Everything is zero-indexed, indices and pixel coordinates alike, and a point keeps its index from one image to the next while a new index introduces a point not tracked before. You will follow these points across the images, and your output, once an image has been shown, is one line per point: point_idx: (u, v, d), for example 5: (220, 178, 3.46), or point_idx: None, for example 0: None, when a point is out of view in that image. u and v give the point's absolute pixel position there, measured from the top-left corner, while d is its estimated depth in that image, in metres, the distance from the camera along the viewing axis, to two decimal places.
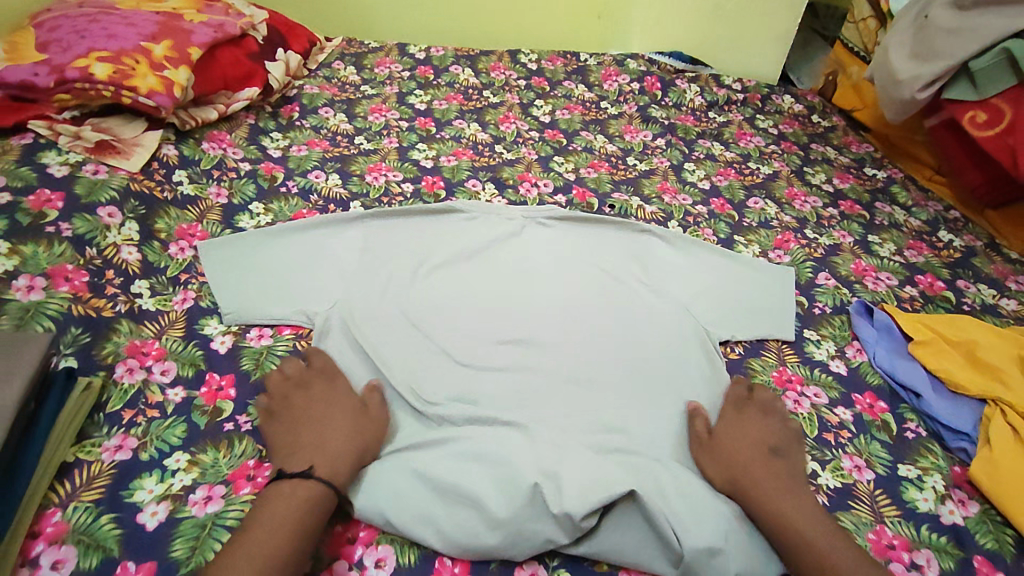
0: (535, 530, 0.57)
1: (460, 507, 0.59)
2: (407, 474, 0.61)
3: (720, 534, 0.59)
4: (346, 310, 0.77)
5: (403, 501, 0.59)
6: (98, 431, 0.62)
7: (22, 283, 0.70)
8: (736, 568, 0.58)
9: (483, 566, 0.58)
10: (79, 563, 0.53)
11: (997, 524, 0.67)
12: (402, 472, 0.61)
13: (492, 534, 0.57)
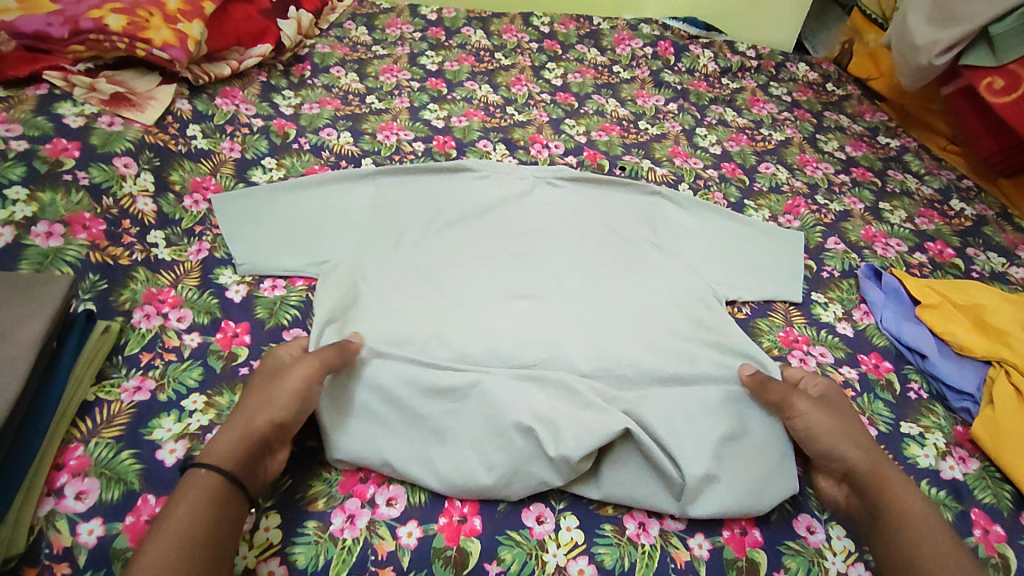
0: (530, 472, 0.60)
1: (455, 451, 0.61)
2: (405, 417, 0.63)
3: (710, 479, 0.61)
4: (356, 262, 0.78)
5: (397, 447, 0.61)
6: (117, 372, 0.63)
7: (41, 229, 0.71)
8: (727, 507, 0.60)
9: (492, 505, 0.60)
10: (101, 495, 0.54)
11: (996, 480, 0.68)
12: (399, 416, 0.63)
13: (488, 474, 0.59)
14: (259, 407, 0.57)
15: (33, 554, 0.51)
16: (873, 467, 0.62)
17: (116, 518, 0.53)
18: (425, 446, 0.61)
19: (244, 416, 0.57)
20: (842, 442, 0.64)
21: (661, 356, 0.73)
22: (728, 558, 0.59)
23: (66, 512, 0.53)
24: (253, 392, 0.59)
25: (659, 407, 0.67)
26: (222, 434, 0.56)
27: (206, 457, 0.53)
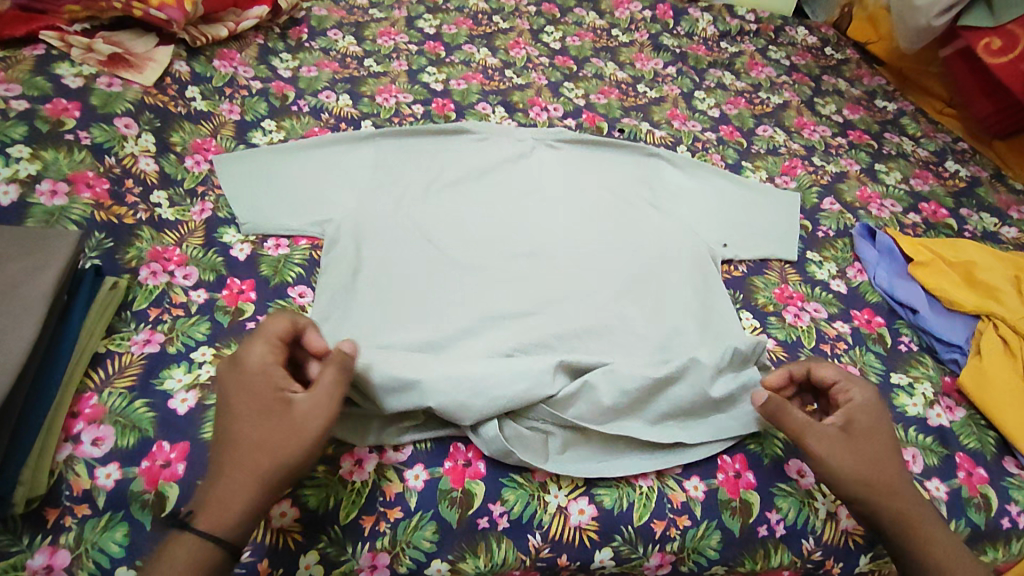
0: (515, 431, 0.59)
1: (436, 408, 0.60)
2: None
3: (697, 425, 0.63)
4: (359, 221, 0.79)
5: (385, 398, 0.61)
6: (127, 326, 0.64)
7: (46, 188, 0.71)
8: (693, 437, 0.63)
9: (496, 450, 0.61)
10: (118, 441, 0.55)
11: (980, 427, 0.70)
12: None
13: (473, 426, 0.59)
14: (267, 441, 0.50)
15: (55, 497, 0.52)
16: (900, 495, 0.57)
17: (132, 462, 0.54)
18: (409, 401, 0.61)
19: (248, 448, 0.50)
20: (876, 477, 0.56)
21: (658, 314, 0.75)
22: (723, 498, 0.61)
23: (84, 457, 0.54)
24: (253, 407, 0.51)
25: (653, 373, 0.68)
26: (219, 472, 0.49)
27: (205, 508, 0.48)
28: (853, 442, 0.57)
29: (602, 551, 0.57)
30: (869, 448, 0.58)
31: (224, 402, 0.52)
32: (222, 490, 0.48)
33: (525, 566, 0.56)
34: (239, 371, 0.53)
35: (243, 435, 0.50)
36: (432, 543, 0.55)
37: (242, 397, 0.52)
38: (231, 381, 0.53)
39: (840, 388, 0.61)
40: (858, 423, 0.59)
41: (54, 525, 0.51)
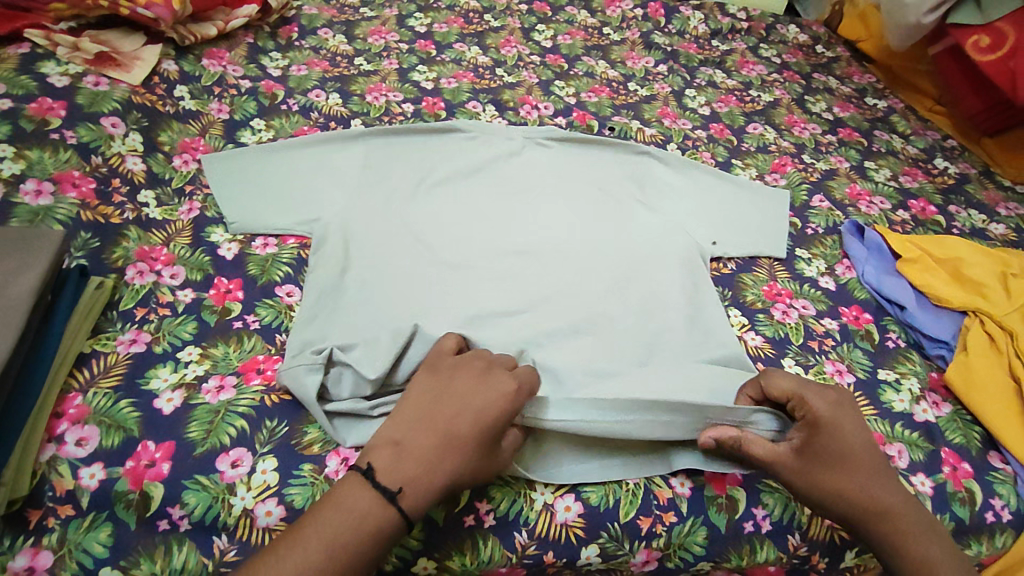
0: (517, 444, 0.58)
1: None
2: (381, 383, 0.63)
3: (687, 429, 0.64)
4: (347, 220, 0.79)
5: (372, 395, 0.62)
6: (113, 326, 0.64)
7: (31, 187, 0.70)
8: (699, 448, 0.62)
9: None
10: (102, 441, 0.55)
11: (967, 422, 0.70)
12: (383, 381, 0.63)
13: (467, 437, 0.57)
14: (479, 459, 0.52)
15: (38, 497, 0.51)
16: (870, 512, 0.55)
17: (116, 463, 0.54)
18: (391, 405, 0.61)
19: (467, 454, 0.51)
20: (838, 502, 0.55)
21: (645, 313, 0.75)
22: (709, 494, 0.60)
23: (68, 458, 0.53)
24: (494, 422, 0.52)
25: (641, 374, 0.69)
26: (434, 456, 0.50)
27: (410, 489, 0.48)
28: (812, 472, 0.55)
29: (588, 548, 0.57)
30: (832, 475, 0.55)
31: (464, 394, 0.53)
32: (427, 474, 0.49)
33: (511, 564, 0.56)
34: (490, 384, 0.54)
35: (469, 440, 0.51)
36: (418, 541, 0.55)
37: (494, 407, 0.53)
38: (480, 387, 0.53)
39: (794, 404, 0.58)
40: (817, 445, 0.56)
41: (37, 526, 0.51)
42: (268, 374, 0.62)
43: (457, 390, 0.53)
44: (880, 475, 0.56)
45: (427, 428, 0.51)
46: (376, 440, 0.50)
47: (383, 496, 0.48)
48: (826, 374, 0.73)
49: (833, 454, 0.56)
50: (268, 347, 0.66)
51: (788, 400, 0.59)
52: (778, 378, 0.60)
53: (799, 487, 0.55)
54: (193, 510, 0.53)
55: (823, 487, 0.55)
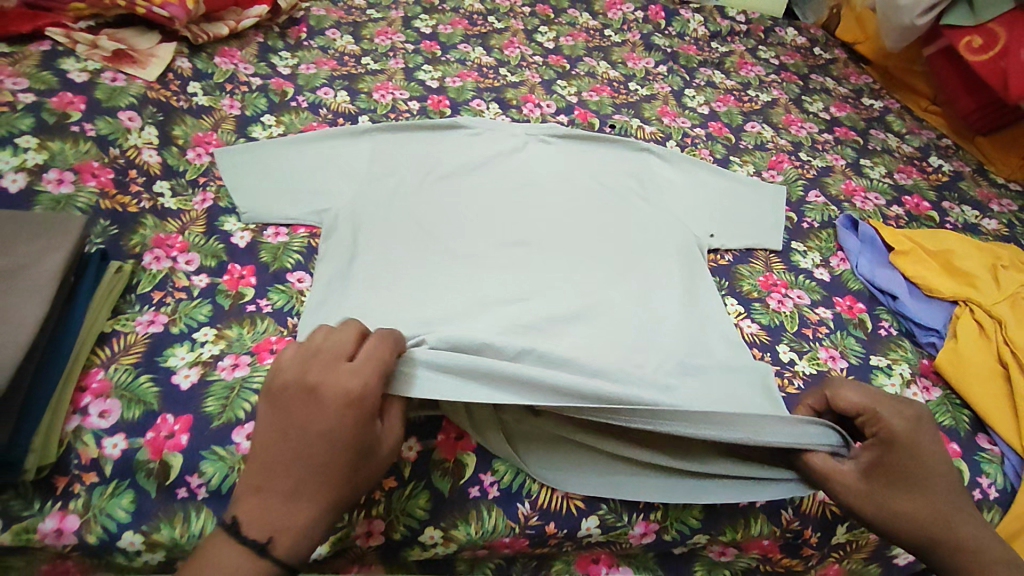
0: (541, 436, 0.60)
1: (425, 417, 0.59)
2: None
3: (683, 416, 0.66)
4: (355, 212, 0.81)
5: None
6: (131, 307, 0.67)
7: (53, 176, 0.73)
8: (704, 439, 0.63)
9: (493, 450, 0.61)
10: (123, 413, 0.57)
11: (956, 406, 0.73)
12: None
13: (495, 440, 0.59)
14: (353, 471, 0.47)
15: (64, 465, 0.54)
16: (939, 541, 0.53)
17: (137, 433, 0.56)
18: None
19: (334, 476, 0.46)
20: (903, 530, 0.53)
21: (646, 303, 0.78)
22: None
23: (91, 429, 0.56)
24: (336, 431, 0.46)
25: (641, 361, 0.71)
26: (298, 494, 0.46)
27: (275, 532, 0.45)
28: (875, 495, 0.53)
29: (588, 520, 0.59)
30: (900, 499, 0.52)
31: (301, 415, 0.46)
32: (296, 514, 0.46)
33: (514, 534, 0.58)
34: (330, 386, 0.46)
35: (320, 465, 0.45)
36: (425, 511, 0.57)
37: (338, 421, 0.46)
38: (316, 401, 0.46)
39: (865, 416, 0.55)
40: (888, 466, 0.53)
41: (63, 492, 0.54)
42: (279, 354, 0.65)
43: (291, 408, 0.46)
44: (953, 495, 0.53)
45: (278, 468, 0.46)
46: (238, 489, 0.46)
47: (251, 551, 0.44)
48: (819, 360, 0.76)
49: (906, 478, 0.53)
50: (281, 329, 0.68)
51: (860, 414, 0.56)
52: (846, 390, 0.57)
53: (864, 507, 0.53)
54: (210, 479, 0.56)
55: (887, 513, 0.52)
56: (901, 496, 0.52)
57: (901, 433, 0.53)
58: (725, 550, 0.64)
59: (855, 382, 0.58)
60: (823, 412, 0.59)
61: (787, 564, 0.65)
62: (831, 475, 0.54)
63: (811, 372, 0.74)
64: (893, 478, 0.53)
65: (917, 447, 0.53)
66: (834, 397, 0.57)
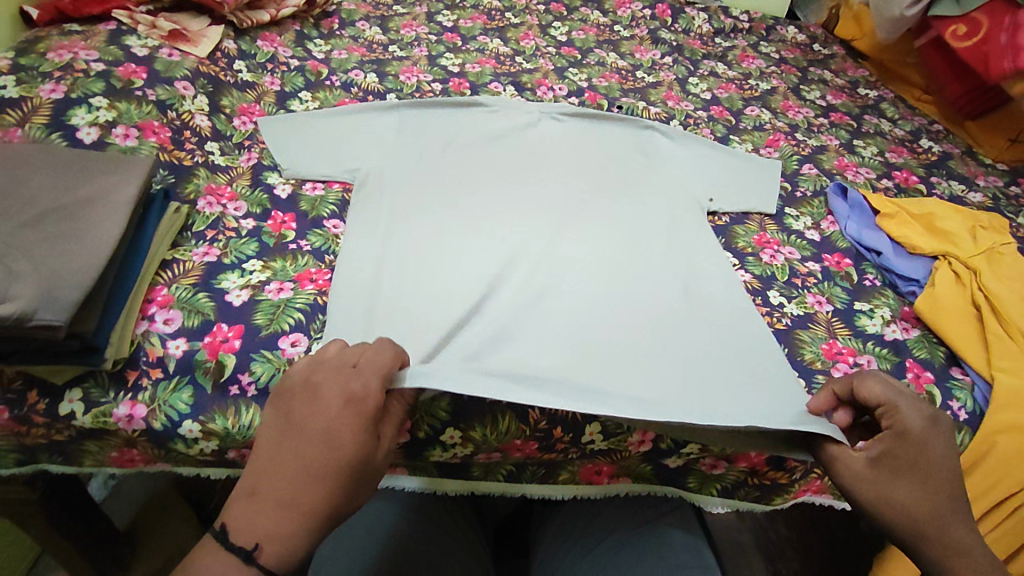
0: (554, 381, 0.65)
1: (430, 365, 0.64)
2: (417, 298, 0.72)
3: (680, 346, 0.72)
4: (384, 172, 0.89)
5: (404, 299, 0.72)
6: (187, 242, 0.75)
7: (120, 131, 0.82)
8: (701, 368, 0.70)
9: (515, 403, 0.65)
10: (185, 321, 0.66)
11: (933, 344, 0.80)
12: (418, 298, 0.72)
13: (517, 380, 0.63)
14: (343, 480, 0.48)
15: (134, 361, 0.62)
16: (934, 542, 0.54)
17: (197, 338, 0.65)
18: (415, 315, 0.70)
19: (317, 481, 0.48)
20: (896, 522, 0.55)
21: (649, 252, 0.84)
22: None
23: (157, 332, 0.65)
24: (333, 431, 0.49)
25: (640, 300, 0.77)
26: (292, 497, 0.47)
27: (269, 527, 0.47)
28: (878, 484, 0.56)
29: (591, 427, 0.66)
30: (899, 494, 0.55)
31: (309, 417, 0.50)
32: (288, 520, 0.47)
33: (525, 436, 0.66)
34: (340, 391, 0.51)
35: (317, 469, 0.48)
36: (447, 414, 0.64)
37: (342, 422, 0.49)
38: (326, 400, 0.50)
39: (885, 411, 0.57)
40: (896, 460, 0.56)
41: (134, 384, 0.62)
42: (319, 282, 0.74)
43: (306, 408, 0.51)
44: (953, 500, 0.55)
45: (274, 471, 0.48)
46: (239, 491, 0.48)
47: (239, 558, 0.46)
48: (807, 304, 0.83)
49: (910, 472, 0.55)
50: (319, 263, 0.77)
51: (878, 405, 0.57)
52: (869, 382, 0.58)
53: (862, 494, 0.56)
54: (259, 377, 0.64)
55: (879, 500, 0.55)
56: (902, 490, 0.55)
57: (914, 427, 0.56)
58: (716, 463, 0.70)
59: (883, 375, 0.59)
60: (847, 399, 0.61)
61: (773, 478, 0.72)
62: (838, 459, 0.58)
63: (798, 314, 0.81)
64: (897, 474, 0.55)
65: (925, 444, 0.55)
66: (856, 389, 0.59)
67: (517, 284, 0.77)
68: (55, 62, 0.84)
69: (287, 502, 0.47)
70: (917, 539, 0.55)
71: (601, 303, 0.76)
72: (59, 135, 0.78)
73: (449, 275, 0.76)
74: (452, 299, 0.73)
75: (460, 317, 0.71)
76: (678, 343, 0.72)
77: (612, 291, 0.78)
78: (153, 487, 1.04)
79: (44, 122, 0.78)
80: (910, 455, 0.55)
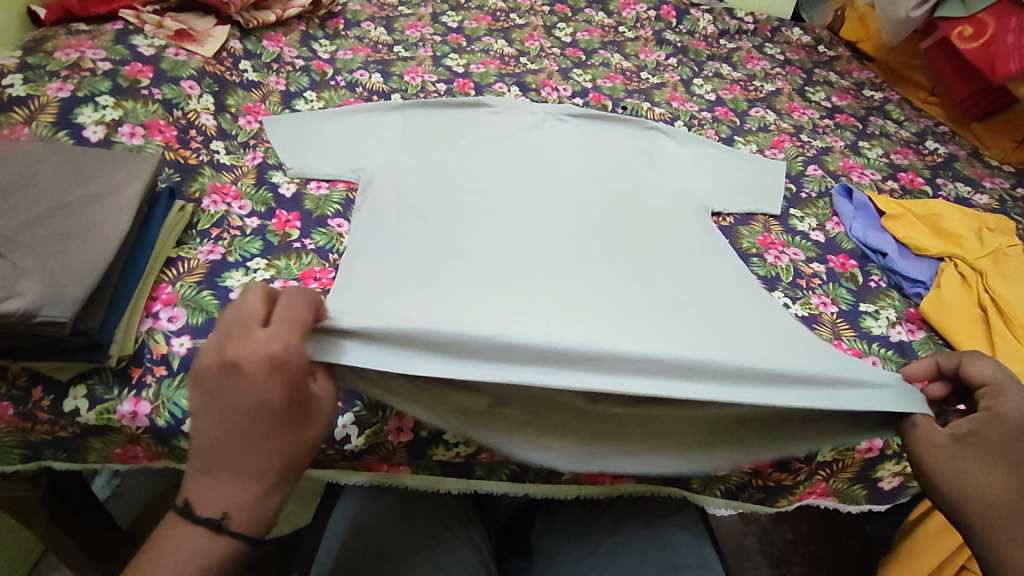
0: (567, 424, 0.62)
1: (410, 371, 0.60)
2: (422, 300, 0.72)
3: None
4: (388, 172, 0.89)
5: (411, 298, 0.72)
6: (193, 240, 0.76)
7: (126, 130, 0.82)
8: None
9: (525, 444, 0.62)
10: (189, 319, 0.67)
11: (939, 346, 0.80)
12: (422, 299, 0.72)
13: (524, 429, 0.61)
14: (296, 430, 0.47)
15: (138, 358, 0.63)
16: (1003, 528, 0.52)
17: (200, 335, 0.65)
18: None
19: (273, 445, 0.46)
20: (969, 502, 0.53)
21: (654, 253, 0.83)
22: None
23: (161, 330, 0.65)
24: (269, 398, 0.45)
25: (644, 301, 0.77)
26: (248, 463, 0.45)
27: (234, 492, 0.45)
28: (954, 460, 0.54)
29: None
30: (979, 476, 0.53)
31: (230, 394, 0.45)
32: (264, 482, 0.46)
33: None
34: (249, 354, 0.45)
35: (270, 437, 0.45)
36: None
37: (271, 387, 0.45)
38: (238, 367, 0.45)
39: (987, 393, 0.54)
40: (986, 444, 0.53)
41: (137, 381, 0.62)
42: (323, 281, 0.75)
43: (220, 380, 0.45)
44: None
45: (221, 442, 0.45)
46: (200, 476, 0.46)
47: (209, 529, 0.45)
48: (812, 305, 0.82)
49: (999, 458, 0.53)
50: (323, 262, 0.78)
51: (984, 387, 0.55)
52: (982, 363, 0.56)
53: (939, 469, 0.54)
54: None
55: (956, 478, 0.53)
56: (983, 472, 0.53)
57: (1016, 414, 0.53)
58: None
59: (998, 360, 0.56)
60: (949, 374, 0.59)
61: (778, 478, 0.71)
62: (917, 427, 0.56)
63: (803, 315, 0.81)
64: (983, 456, 0.53)
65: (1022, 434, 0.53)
66: (965, 366, 0.56)
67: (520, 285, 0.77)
68: (62, 61, 0.85)
69: (244, 468, 0.45)
70: (985, 522, 0.53)
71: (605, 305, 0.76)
72: (66, 133, 0.79)
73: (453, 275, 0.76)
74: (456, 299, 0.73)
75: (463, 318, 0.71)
76: (694, 326, 0.70)
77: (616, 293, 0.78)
78: (159, 486, 1.04)
79: (51, 120, 0.78)
80: (1002, 443, 0.53)
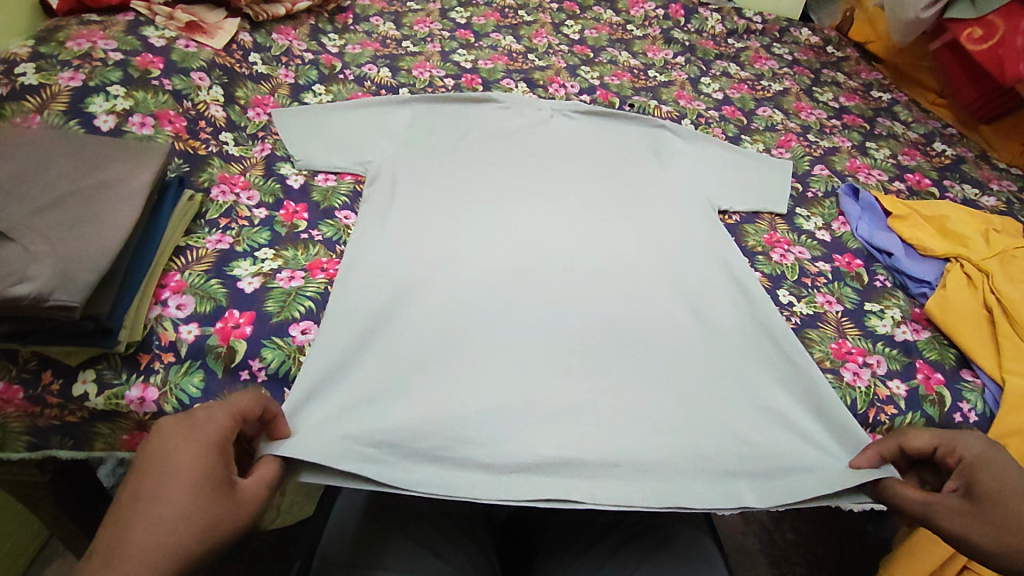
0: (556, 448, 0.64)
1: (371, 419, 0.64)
2: (428, 299, 0.73)
3: (682, 347, 0.73)
4: (395, 165, 0.89)
5: (420, 295, 0.73)
6: (201, 230, 0.76)
7: (136, 120, 0.83)
8: (700, 372, 0.71)
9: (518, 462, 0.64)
10: (197, 307, 0.67)
11: (944, 346, 0.80)
12: (427, 296, 0.73)
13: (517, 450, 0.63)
14: (217, 497, 0.46)
15: (147, 345, 0.63)
16: None
17: (208, 324, 0.66)
18: (428, 315, 0.71)
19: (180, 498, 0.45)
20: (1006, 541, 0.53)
21: (660, 253, 0.83)
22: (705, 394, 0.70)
23: (170, 317, 0.65)
24: (191, 454, 0.47)
25: (646, 302, 0.77)
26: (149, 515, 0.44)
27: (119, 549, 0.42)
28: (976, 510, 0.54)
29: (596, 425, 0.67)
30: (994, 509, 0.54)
31: (158, 448, 0.47)
32: (153, 551, 0.42)
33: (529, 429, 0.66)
34: (188, 426, 0.49)
35: (194, 489, 0.45)
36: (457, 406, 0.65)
37: (190, 443, 0.47)
38: (181, 431, 0.48)
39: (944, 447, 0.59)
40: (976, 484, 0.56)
41: (146, 367, 0.63)
42: (329, 272, 0.76)
43: (151, 448, 0.47)
44: None
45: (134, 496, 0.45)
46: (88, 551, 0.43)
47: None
48: (816, 303, 0.83)
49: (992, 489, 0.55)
50: (330, 253, 0.78)
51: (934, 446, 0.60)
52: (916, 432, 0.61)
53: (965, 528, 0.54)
54: (269, 363, 0.66)
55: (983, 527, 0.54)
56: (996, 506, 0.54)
57: (977, 452, 0.57)
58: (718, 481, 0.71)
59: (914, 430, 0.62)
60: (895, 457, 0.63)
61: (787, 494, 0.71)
62: (931, 503, 0.57)
63: (808, 313, 0.81)
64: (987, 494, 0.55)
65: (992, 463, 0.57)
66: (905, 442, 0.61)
67: (522, 284, 0.77)
68: (74, 51, 0.85)
69: (141, 523, 0.43)
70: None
71: (608, 304, 0.76)
72: (77, 122, 0.79)
73: (458, 269, 0.77)
74: (459, 296, 0.74)
75: (467, 317, 0.72)
76: (688, 354, 0.72)
77: (622, 291, 0.78)
78: None
79: (62, 109, 0.79)
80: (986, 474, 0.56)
